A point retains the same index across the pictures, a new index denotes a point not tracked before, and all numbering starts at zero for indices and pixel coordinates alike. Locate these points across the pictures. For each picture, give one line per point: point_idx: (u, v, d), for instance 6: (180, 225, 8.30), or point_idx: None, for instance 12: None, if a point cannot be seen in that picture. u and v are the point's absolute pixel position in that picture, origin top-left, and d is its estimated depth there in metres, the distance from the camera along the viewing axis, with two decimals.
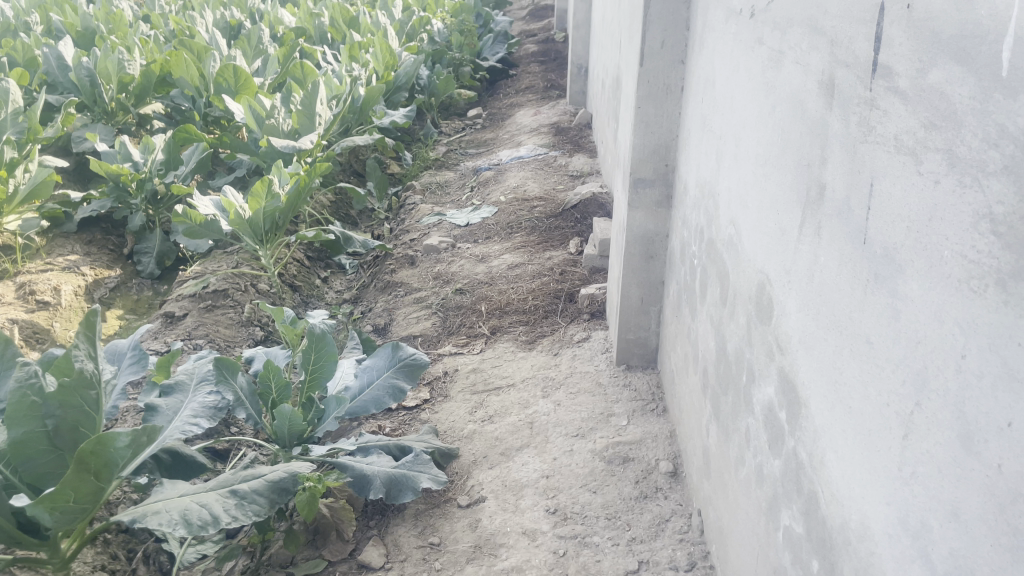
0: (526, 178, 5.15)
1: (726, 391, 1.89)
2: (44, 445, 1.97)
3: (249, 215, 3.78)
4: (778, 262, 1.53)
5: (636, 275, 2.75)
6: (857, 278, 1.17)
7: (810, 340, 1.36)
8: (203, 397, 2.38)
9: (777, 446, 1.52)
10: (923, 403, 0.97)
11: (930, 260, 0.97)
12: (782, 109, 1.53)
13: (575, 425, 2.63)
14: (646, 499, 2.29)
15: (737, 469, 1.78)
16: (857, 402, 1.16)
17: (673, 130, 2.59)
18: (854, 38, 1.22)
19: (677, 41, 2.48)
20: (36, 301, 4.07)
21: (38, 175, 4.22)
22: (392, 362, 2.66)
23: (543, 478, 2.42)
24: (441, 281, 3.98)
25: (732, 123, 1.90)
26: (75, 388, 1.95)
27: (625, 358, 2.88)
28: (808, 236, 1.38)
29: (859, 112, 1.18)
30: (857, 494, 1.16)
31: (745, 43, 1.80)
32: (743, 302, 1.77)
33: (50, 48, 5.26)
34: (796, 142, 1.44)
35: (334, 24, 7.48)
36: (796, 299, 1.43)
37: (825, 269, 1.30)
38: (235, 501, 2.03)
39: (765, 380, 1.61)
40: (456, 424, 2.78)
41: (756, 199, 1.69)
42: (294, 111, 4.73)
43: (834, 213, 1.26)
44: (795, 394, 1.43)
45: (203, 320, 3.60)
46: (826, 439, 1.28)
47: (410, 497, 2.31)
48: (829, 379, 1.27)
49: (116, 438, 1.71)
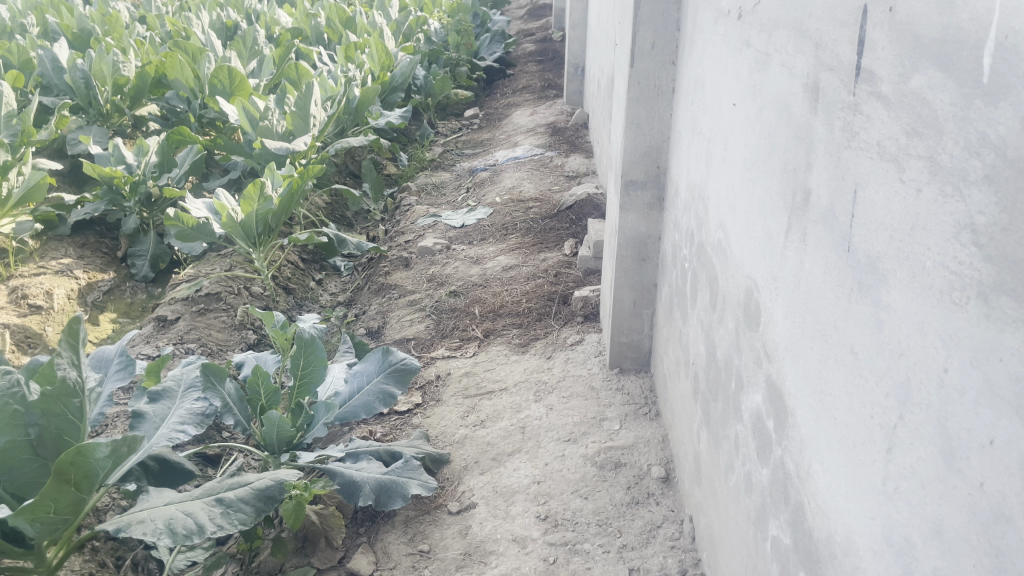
0: (521, 179, 5.12)
1: (716, 397, 1.87)
2: (27, 455, 1.95)
3: (242, 218, 3.74)
4: (765, 267, 1.51)
5: (628, 277, 2.73)
6: (842, 287, 1.14)
7: (796, 348, 1.33)
8: (191, 403, 2.36)
9: (766, 454, 1.50)
10: (906, 417, 0.95)
11: (912, 270, 0.94)
12: (769, 112, 1.51)
13: (567, 429, 2.61)
14: (637, 504, 2.27)
15: (727, 477, 1.76)
16: (841, 412, 1.14)
17: (664, 131, 2.57)
18: (837, 41, 1.19)
19: (667, 42, 2.45)
20: (28, 305, 4.05)
21: (31, 178, 4.19)
22: (382, 367, 2.65)
23: (534, 484, 2.40)
24: (435, 283, 3.96)
25: (721, 126, 1.88)
26: (57, 396, 1.94)
27: (618, 361, 2.86)
28: (794, 242, 1.35)
29: (843, 117, 1.16)
30: (842, 508, 1.13)
31: (734, 44, 1.77)
32: (732, 307, 1.75)
33: (45, 49, 5.20)
34: (783, 146, 1.42)
35: (331, 25, 7.45)
36: (783, 306, 1.40)
37: (810, 276, 1.27)
38: (220, 509, 2.01)
39: (753, 388, 1.58)
40: (447, 429, 2.76)
41: (743, 203, 1.67)
42: (288, 112, 4.71)
43: (819, 219, 1.24)
44: (782, 403, 1.40)
45: (195, 324, 3.57)
46: (812, 450, 1.25)
47: (399, 503, 2.29)
48: (815, 389, 1.24)
49: (96, 448, 1.70)
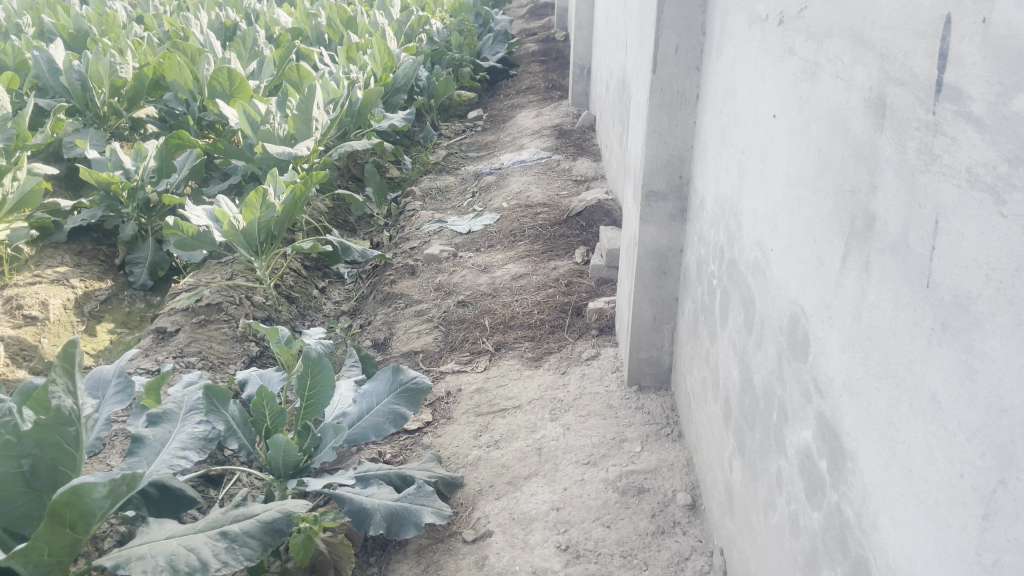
0: (529, 183, 5.01)
1: (753, 427, 1.76)
2: (19, 487, 1.85)
3: (244, 226, 3.64)
4: (815, 295, 1.40)
5: (648, 291, 2.61)
6: (918, 326, 1.04)
7: (857, 387, 1.23)
8: (192, 428, 2.25)
9: (816, 497, 1.39)
10: (1010, 482, 0.86)
11: (1018, 318, 0.84)
12: (819, 127, 1.39)
13: (586, 452, 2.50)
14: (662, 534, 2.16)
15: (766, 514, 1.66)
16: (919, 466, 1.04)
17: (687, 139, 2.44)
18: (909, 53, 1.08)
19: (691, 46, 2.34)
20: (23, 316, 3.93)
21: (26, 184, 4.01)
22: (393, 387, 2.53)
23: (554, 511, 2.29)
24: (442, 293, 3.84)
25: (758, 137, 1.76)
26: (51, 425, 1.82)
27: (636, 379, 2.75)
28: (853, 271, 1.24)
29: (918, 138, 1.05)
30: (923, 572, 1.03)
31: (773, 51, 1.66)
32: (773, 333, 1.64)
33: (41, 51, 5.07)
34: (837, 164, 1.31)
35: (331, 25, 7.33)
36: (838, 338, 1.30)
37: (876, 309, 1.16)
38: (225, 544, 1.90)
39: (800, 423, 1.47)
40: (459, 450, 2.65)
41: (786, 223, 1.56)
42: (290, 116, 4.59)
43: (886, 250, 1.13)
44: (838, 444, 1.30)
45: (196, 336, 3.45)
46: (879, 501, 1.15)
47: (411, 533, 2.17)
48: (882, 435, 1.14)
49: (93, 489, 1.59)
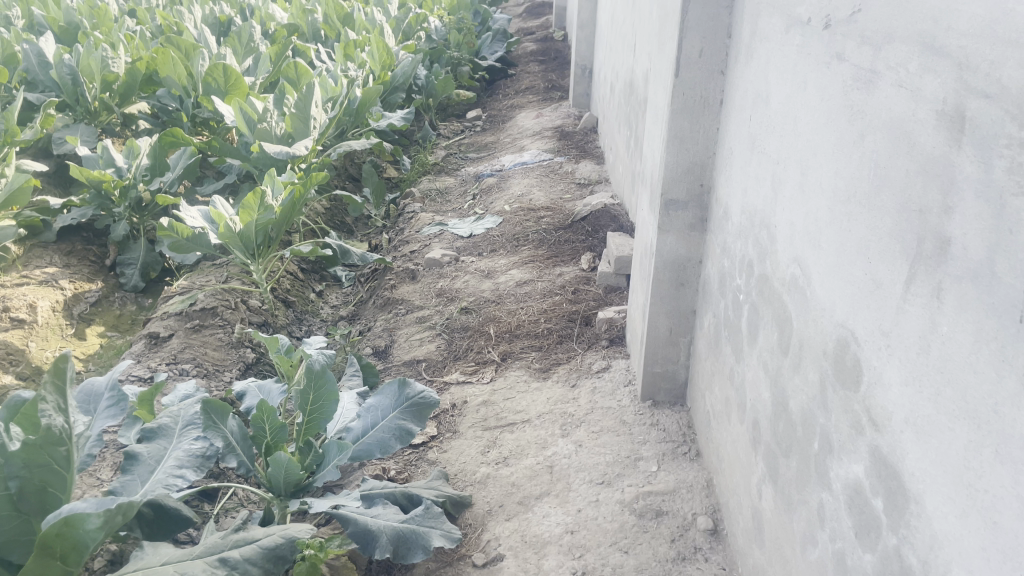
0: (532, 185, 4.91)
1: (789, 454, 1.67)
2: (7, 511, 1.74)
3: (240, 228, 3.49)
4: (869, 320, 1.30)
5: (665, 302, 2.51)
6: (1008, 363, 0.95)
7: (923, 425, 1.13)
8: (189, 444, 2.14)
9: (869, 539, 1.30)
10: None
11: None
12: (876, 139, 1.29)
13: (600, 471, 2.40)
14: (684, 561, 2.06)
15: (804, 549, 1.57)
16: (1006, 518, 0.95)
17: (710, 146, 2.34)
18: (996, 63, 0.98)
19: (716, 49, 2.24)
20: (11, 318, 3.78)
21: (14, 181, 3.89)
22: (398, 401, 2.42)
23: (568, 534, 2.19)
24: (445, 299, 3.73)
25: (797, 147, 1.66)
26: (41, 446, 1.71)
27: (651, 393, 2.65)
28: (920, 298, 1.14)
29: (1009, 156, 0.95)
30: None
31: (816, 57, 1.55)
32: (815, 356, 1.54)
33: (31, 44, 4.90)
34: (901, 180, 1.21)
35: (329, 21, 7.19)
36: (900, 369, 1.20)
37: (951, 342, 1.06)
38: (224, 572, 1.78)
39: (850, 457, 1.37)
40: (467, 466, 2.55)
41: (832, 240, 1.46)
42: (287, 114, 4.45)
43: (964, 277, 1.04)
44: (899, 483, 1.20)
45: (190, 342, 3.33)
46: (953, 551, 1.05)
47: (420, 557, 2.06)
48: (958, 479, 1.04)
49: (85, 519, 1.51)
